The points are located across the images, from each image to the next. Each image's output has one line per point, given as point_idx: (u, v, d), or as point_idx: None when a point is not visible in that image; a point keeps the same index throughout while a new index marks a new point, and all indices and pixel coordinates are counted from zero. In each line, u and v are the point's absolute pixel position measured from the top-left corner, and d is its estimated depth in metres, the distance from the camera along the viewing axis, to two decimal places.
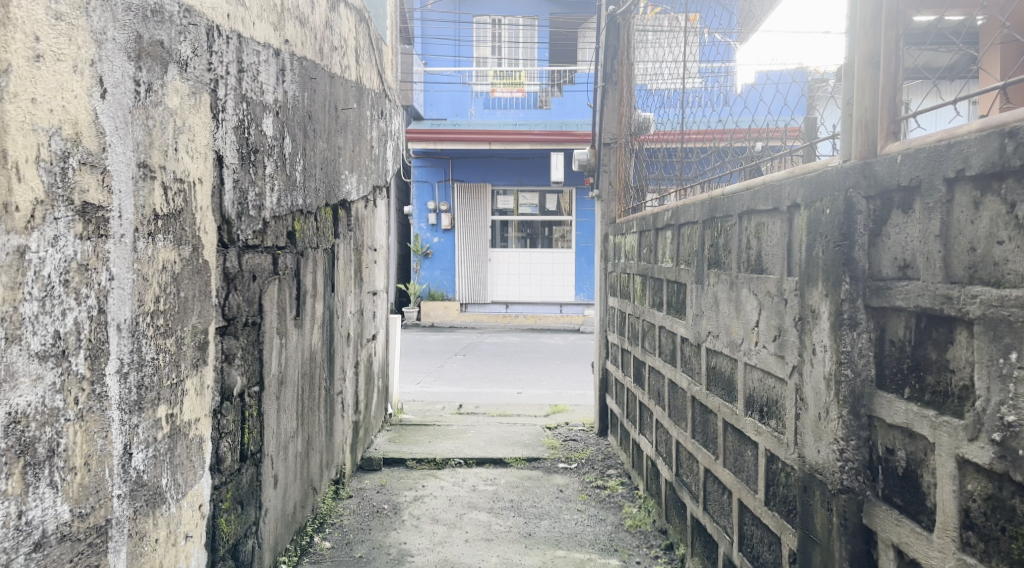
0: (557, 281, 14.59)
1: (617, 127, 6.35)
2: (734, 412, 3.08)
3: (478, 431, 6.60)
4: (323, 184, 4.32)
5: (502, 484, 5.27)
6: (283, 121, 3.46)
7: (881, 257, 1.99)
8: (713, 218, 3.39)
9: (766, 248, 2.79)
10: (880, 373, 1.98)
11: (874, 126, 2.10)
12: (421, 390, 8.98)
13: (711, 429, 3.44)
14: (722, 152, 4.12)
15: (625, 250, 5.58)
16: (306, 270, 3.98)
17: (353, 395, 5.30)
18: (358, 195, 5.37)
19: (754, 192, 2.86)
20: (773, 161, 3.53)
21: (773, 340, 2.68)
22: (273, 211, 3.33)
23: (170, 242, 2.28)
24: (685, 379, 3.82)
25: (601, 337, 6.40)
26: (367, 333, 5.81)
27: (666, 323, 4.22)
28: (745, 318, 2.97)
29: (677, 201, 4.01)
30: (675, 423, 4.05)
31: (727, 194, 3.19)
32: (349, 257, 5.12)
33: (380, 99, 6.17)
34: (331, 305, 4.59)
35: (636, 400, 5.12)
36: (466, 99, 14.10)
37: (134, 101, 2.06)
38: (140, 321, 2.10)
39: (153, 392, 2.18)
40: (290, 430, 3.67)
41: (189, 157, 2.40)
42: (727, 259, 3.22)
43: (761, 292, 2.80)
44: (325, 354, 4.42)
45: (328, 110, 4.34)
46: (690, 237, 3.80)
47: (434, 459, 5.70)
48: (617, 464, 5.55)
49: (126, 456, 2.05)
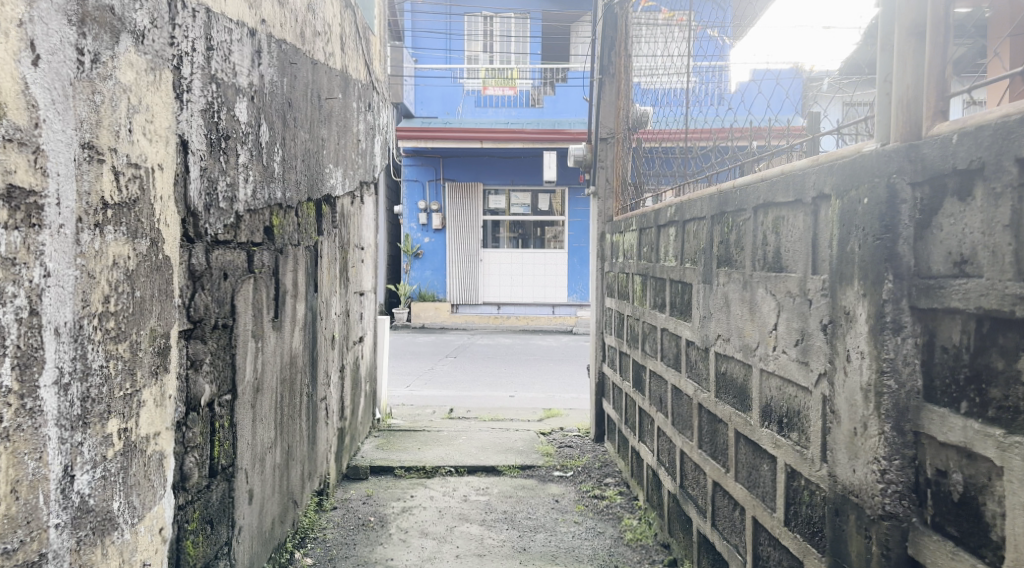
0: (549, 282, 14.36)
1: (614, 121, 6.11)
2: (748, 423, 2.84)
3: (469, 437, 6.35)
4: (305, 177, 4.07)
5: (495, 494, 5.02)
6: (258, 107, 3.22)
7: (930, 251, 1.75)
8: (722, 213, 3.15)
9: (785, 244, 2.55)
10: (930, 385, 1.75)
11: (919, 105, 1.86)
12: (410, 394, 8.73)
13: (720, 440, 3.20)
14: (722, 149, 3.91)
15: (624, 249, 5.33)
16: (286, 268, 3.72)
17: (337, 401, 5.05)
18: (344, 190, 5.11)
19: (771, 183, 2.63)
20: (784, 154, 3.31)
21: (795, 344, 2.44)
22: (248, 204, 3.08)
23: (123, 235, 2.02)
24: (690, 385, 3.58)
25: (597, 340, 6.15)
26: (353, 336, 5.55)
27: (669, 326, 3.97)
28: (760, 320, 2.73)
29: (680, 196, 3.77)
30: (679, 432, 3.80)
31: (738, 187, 2.95)
32: (333, 255, 4.86)
33: (368, 91, 5.92)
34: (314, 305, 4.33)
35: (635, 407, 4.88)
36: (456, 98, 13.92)
37: (77, 73, 1.82)
38: (84, 325, 1.85)
39: (102, 405, 1.92)
40: (267, 441, 3.41)
41: (147, 140, 2.15)
42: (738, 257, 2.98)
43: (779, 291, 2.56)
44: (307, 358, 4.16)
45: (310, 99, 4.09)
46: (696, 235, 3.56)
47: (423, 467, 5.44)
48: (615, 473, 5.31)
49: (67, 479, 1.79)
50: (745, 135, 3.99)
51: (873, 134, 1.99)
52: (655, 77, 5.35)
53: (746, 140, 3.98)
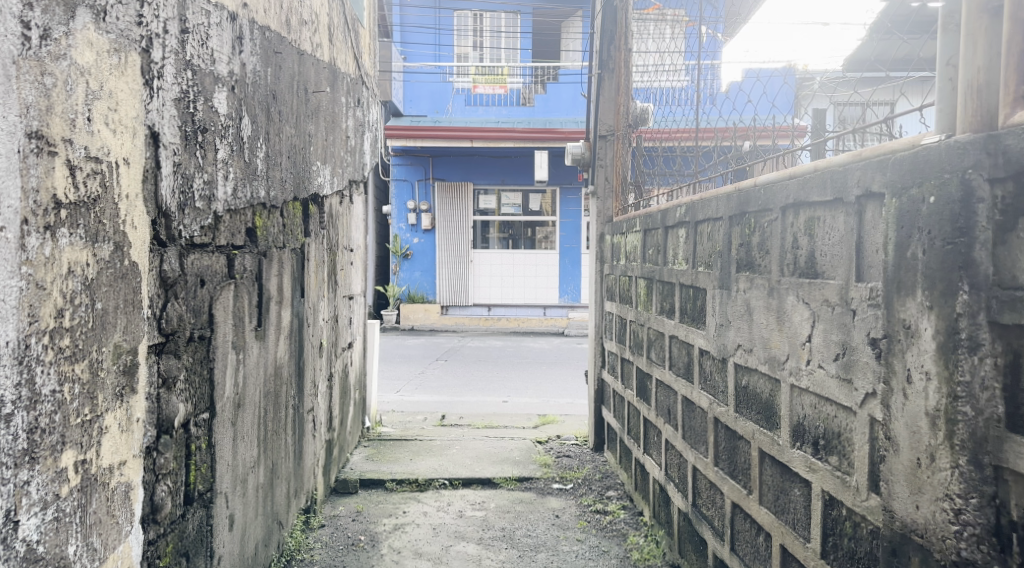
0: (540, 283, 14.13)
1: (614, 118, 5.86)
2: (775, 442, 2.60)
3: (463, 446, 6.10)
4: (291, 175, 3.82)
5: (492, 509, 4.78)
6: (239, 98, 2.96)
7: (1013, 259, 1.54)
8: (741, 213, 2.92)
9: (819, 247, 2.33)
10: (1013, 413, 1.54)
11: (994, 90, 1.64)
12: (400, 399, 8.47)
13: (740, 459, 2.97)
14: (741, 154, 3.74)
15: (625, 252, 5.11)
16: (271, 273, 3.47)
17: (325, 412, 4.79)
18: (332, 188, 4.85)
19: (804, 180, 2.40)
20: (805, 152, 3.10)
21: (833, 359, 2.21)
22: (228, 203, 2.83)
23: (81, 239, 1.77)
24: (703, 398, 3.35)
25: (595, 345, 5.90)
26: (342, 342, 5.29)
27: (678, 333, 3.73)
28: (790, 331, 2.50)
29: (692, 196, 3.54)
30: (691, 446, 3.55)
31: (762, 185, 2.72)
32: (321, 257, 4.60)
33: (357, 85, 5.65)
34: (300, 311, 4.08)
35: (639, 416, 4.64)
36: (445, 97, 13.69)
37: (21, 50, 1.60)
38: (33, 343, 1.63)
39: (55, 435, 1.69)
40: (249, 460, 3.16)
41: (112, 131, 1.90)
42: (761, 260, 2.75)
43: (812, 299, 2.34)
44: (293, 368, 3.91)
45: (295, 92, 3.83)
46: (710, 237, 3.32)
47: (416, 480, 5.19)
48: (617, 485, 5.07)
49: (9, 524, 1.57)
50: (761, 135, 3.84)
51: (933, 123, 1.77)
52: (662, 77, 5.17)
53: (761, 140, 3.85)
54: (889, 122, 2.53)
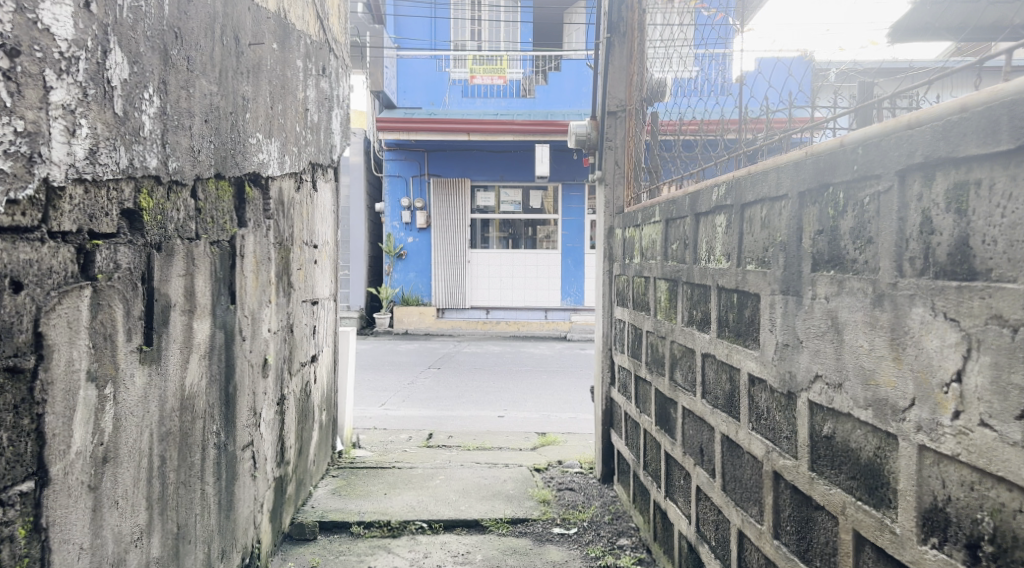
0: (541, 285, 13.23)
1: (628, 90, 4.90)
2: (885, 529, 1.71)
3: (448, 476, 5.18)
4: (212, 145, 2.96)
5: (477, 563, 3.88)
6: (104, 16, 2.09)
7: None
8: (818, 185, 2.05)
9: (981, 228, 1.49)
10: None
11: None
12: (385, 414, 7.58)
13: (817, 538, 2.07)
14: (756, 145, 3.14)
15: (640, 248, 4.21)
16: (169, 272, 2.59)
17: (272, 445, 3.90)
18: (282, 169, 3.97)
19: (941, 128, 1.56)
20: (863, 108, 2.43)
21: (1015, 417, 1.41)
22: (77, 170, 2.00)
23: None
24: (754, 443, 2.46)
25: (603, 356, 5.01)
26: (297, 357, 4.39)
27: (716, 351, 2.83)
28: (914, 362, 1.62)
29: (737, 169, 2.65)
30: (736, 503, 2.64)
31: (857, 143, 1.85)
32: (265, 253, 3.72)
33: (322, 50, 4.79)
34: (228, 321, 3.19)
35: (658, 450, 3.74)
36: (441, 86, 12.81)
37: None
38: None
39: None
40: (127, 534, 2.28)
41: None
42: (855, 254, 1.87)
43: (964, 313, 1.50)
44: (213, 395, 3.03)
45: (216, 37, 2.96)
46: (762, 223, 2.44)
47: (388, 523, 4.31)
48: (630, 531, 4.18)
49: None
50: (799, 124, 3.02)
51: None
52: (678, 53, 4.38)
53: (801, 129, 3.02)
54: (966, 69, 2.04)
